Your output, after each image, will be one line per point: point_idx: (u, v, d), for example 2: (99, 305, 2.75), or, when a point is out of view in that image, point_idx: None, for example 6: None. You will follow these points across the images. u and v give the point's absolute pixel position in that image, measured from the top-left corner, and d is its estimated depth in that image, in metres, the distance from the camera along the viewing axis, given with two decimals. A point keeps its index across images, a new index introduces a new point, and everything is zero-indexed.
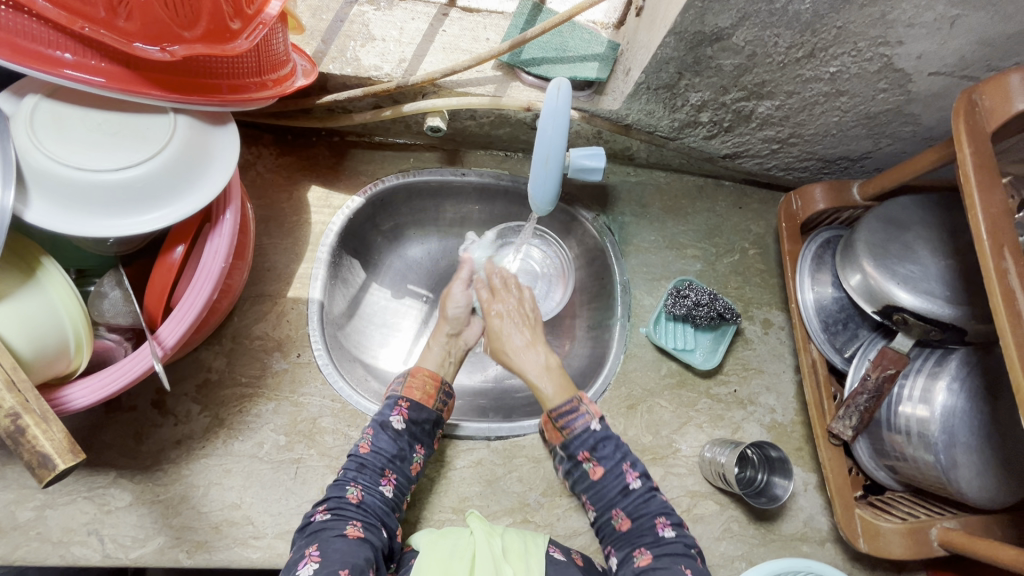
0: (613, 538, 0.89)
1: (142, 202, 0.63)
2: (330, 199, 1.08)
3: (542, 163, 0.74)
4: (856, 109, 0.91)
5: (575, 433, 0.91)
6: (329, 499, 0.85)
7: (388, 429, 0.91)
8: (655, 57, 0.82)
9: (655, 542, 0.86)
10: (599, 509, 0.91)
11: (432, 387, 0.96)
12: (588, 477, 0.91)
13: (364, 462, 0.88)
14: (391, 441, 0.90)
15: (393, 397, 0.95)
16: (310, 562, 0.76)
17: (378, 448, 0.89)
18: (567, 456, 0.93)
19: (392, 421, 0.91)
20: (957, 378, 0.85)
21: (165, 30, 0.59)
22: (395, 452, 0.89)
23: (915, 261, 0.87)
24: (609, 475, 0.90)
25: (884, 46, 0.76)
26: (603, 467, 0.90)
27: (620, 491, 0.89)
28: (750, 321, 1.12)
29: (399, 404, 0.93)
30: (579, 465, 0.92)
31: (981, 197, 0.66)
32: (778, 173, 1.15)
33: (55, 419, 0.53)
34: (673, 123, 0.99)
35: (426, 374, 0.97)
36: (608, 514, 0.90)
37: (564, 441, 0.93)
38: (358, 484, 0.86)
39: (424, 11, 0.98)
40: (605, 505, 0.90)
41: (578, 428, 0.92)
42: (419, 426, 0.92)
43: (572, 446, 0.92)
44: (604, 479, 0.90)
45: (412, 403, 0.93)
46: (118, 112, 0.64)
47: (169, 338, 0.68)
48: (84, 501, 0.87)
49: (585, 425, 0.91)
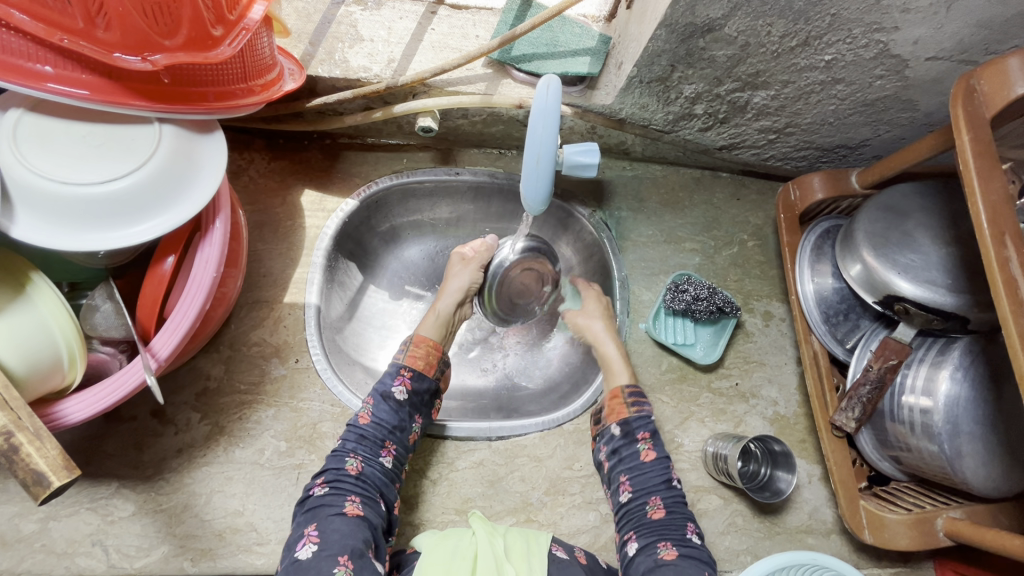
0: (638, 523, 0.88)
1: (130, 214, 0.63)
2: (325, 202, 1.07)
3: (533, 162, 0.72)
4: (854, 97, 0.89)
5: (642, 413, 0.95)
6: (327, 472, 0.84)
7: (390, 399, 0.91)
8: (646, 50, 0.80)
9: (681, 541, 0.85)
10: (636, 492, 0.90)
11: (433, 356, 0.98)
12: (639, 457, 0.91)
13: (364, 433, 0.87)
14: (392, 411, 0.90)
15: (396, 365, 0.95)
16: (309, 543, 0.76)
17: (378, 419, 0.89)
18: (622, 433, 0.94)
19: (393, 392, 0.91)
20: (961, 367, 0.84)
21: (146, 39, 0.58)
22: (396, 422, 0.89)
23: (916, 250, 0.86)
24: (659, 463, 0.91)
25: (879, 32, 0.74)
26: (655, 453, 0.92)
27: (665, 482, 0.90)
28: (750, 313, 1.11)
29: (402, 372, 0.94)
30: (633, 443, 0.93)
31: (981, 184, 0.65)
32: (776, 163, 1.13)
33: (49, 436, 0.53)
34: (668, 116, 0.98)
35: (430, 343, 0.98)
36: (643, 499, 0.89)
37: (627, 419, 0.94)
38: (358, 455, 0.86)
39: (412, 9, 0.96)
40: (644, 490, 0.89)
41: (643, 412, 0.95)
42: (419, 396, 0.94)
43: (635, 423, 0.94)
44: (655, 464, 0.91)
45: (414, 373, 0.94)
46: (102, 123, 0.64)
47: (162, 349, 0.68)
48: (87, 513, 0.87)
49: (647, 413, 0.95)
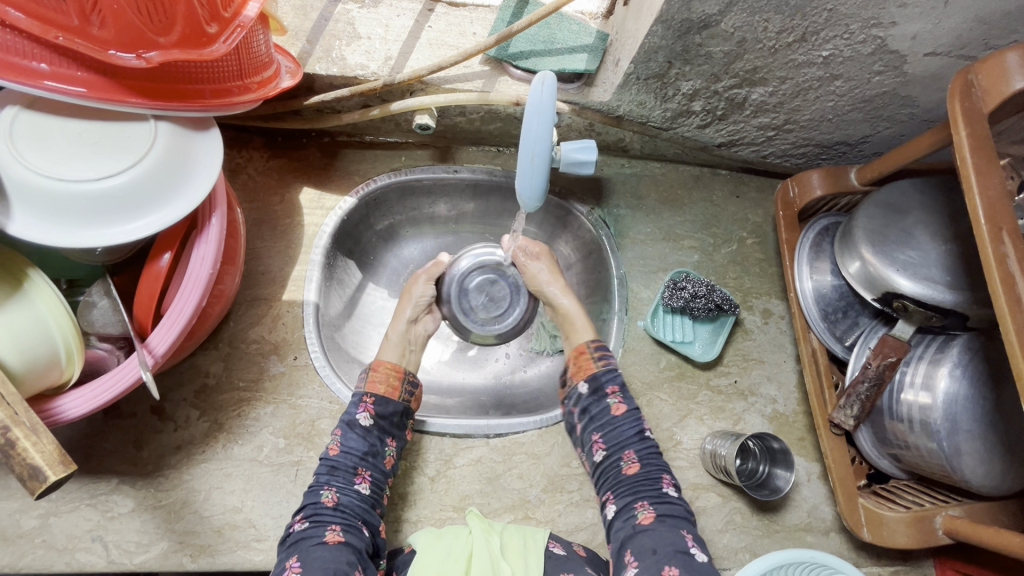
0: (615, 483, 0.88)
1: (127, 210, 0.63)
2: (323, 200, 1.08)
3: (528, 159, 0.72)
4: (852, 93, 0.89)
5: (608, 367, 0.96)
6: (305, 507, 0.84)
7: (356, 427, 0.90)
8: (643, 46, 0.80)
9: (657, 497, 0.85)
10: (609, 449, 0.91)
11: (394, 380, 0.97)
12: (609, 412, 0.93)
13: (334, 464, 0.87)
14: (360, 439, 0.89)
15: (358, 394, 0.94)
16: (292, 574, 0.76)
17: (348, 448, 0.88)
18: (591, 390, 0.95)
19: (358, 420, 0.91)
20: (960, 364, 0.84)
21: (140, 36, 0.58)
22: (366, 449, 0.89)
23: (915, 247, 0.86)
24: (630, 416, 0.93)
25: (877, 28, 0.74)
26: (626, 406, 0.93)
27: (636, 434, 0.91)
28: (749, 311, 1.11)
29: (365, 400, 0.93)
30: (602, 400, 0.94)
31: (978, 179, 0.65)
32: (776, 160, 1.13)
33: (45, 431, 0.53)
34: (665, 113, 0.98)
35: (390, 367, 0.97)
36: (618, 456, 0.90)
37: (595, 373, 0.95)
38: (333, 487, 0.86)
39: (409, 7, 0.96)
40: (618, 445, 0.90)
41: (610, 363, 0.97)
42: (387, 419, 0.93)
43: (603, 377, 0.95)
44: (623, 418, 0.92)
45: (377, 398, 0.93)
46: (99, 121, 0.64)
47: (159, 346, 0.68)
48: (88, 509, 0.88)
49: (614, 367, 0.96)
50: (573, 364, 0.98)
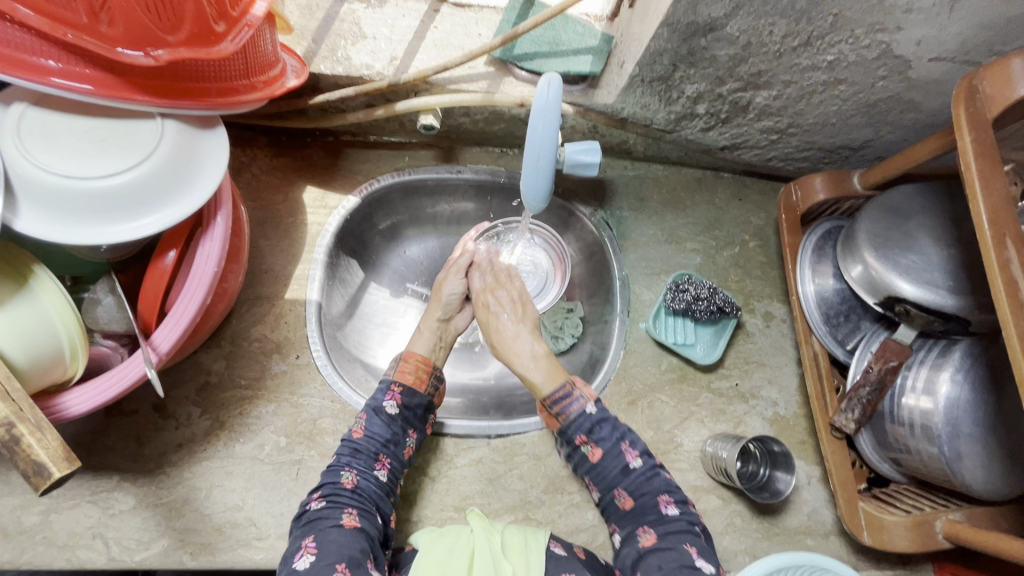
0: (618, 516, 0.88)
1: (134, 208, 0.63)
2: (326, 199, 1.08)
3: (533, 160, 0.73)
4: (856, 97, 0.89)
5: (572, 417, 0.90)
6: (323, 485, 0.84)
7: (382, 414, 0.90)
8: (648, 49, 0.80)
9: (658, 520, 0.84)
10: (602, 490, 0.90)
11: (423, 372, 0.95)
12: (587, 459, 0.90)
13: (357, 447, 0.87)
14: (384, 425, 0.89)
15: (386, 381, 0.94)
16: (306, 554, 0.76)
17: (372, 433, 0.88)
18: (565, 441, 0.92)
19: (385, 407, 0.91)
20: (961, 369, 0.84)
21: (148, 35, 0.58)
22: (389, 436, 0.89)
23: (918, 252, 0.86)
24: (609, 456, 0.88)
25: (882, 33, 0.74)
26: (602, 449, 0.88)
27: (621, 471, 0.88)
28: (751, 314, 1.11)
29: (392, 388, 0.93)
30: (577, 449, 0.90)
31: (982, 184, 0.65)
32: (778, 164, 1.13)
33: (50, 427, 0.53)
34: (670, 115, 0.98)
35: (420, 360, 0.96)
36: (611, 495, 0.89)
37: (561, 428, 0.91)
38: (353, 468, 0.85)
39: (415, 8, 0.97)
40: (607, 486, 0.89)
41: (573, 412, 0.90)
42: (413, 410, 0.92)
43: (570, 431, 0.90)
44: (604, 461, 0.88)
45: (405, 388, 0.93)
46: (106, 118, 0.64)
47: (163, 344, 0.68)
48: (89, 505, 0.88)
49: (580, 409, 0.90)
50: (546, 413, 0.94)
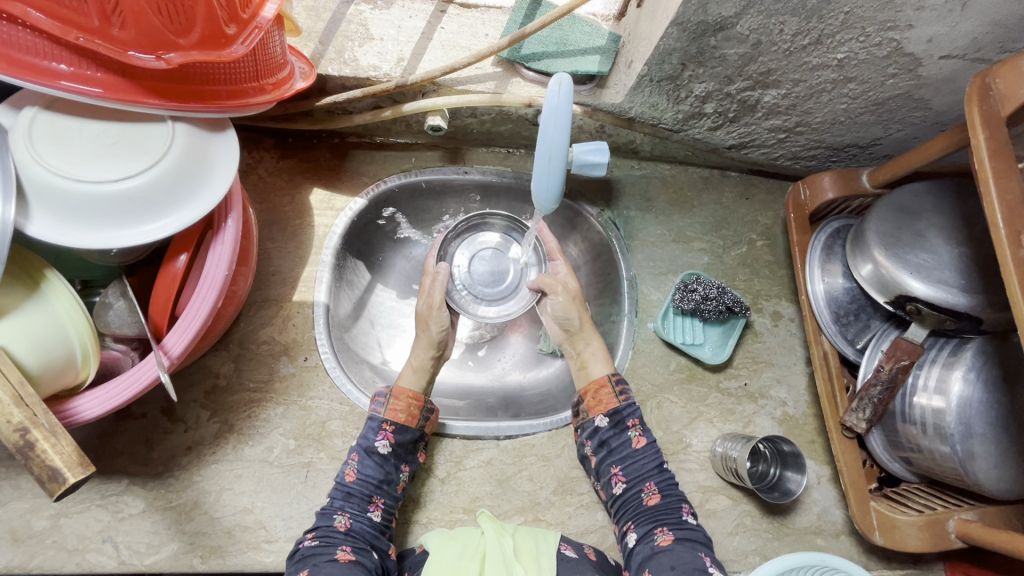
0: (636, 512, 0.87)
1: (144, 211, 0.63)
2: (333, 201, 1.07)
3: (545, 161, 0.72)
4: (865, 95, 0.89)
5: (629, 400, 0.95)
6: (317, 527, 0.83)
7: (374, 454, 0.88)
8: (657, 49, 0.80)
9: (677, 524, 0.85)
10: (630, 481, 0.90)
11: (415, 408, 0.92)
12: (629, 445, 0.92)
13: (350, 490, 0.86)
14: (377, 466, 0.87)
15: (377, 419, 0.91)
16: None
17: (364, 476, 0.87)
18: (612, 422, 0.93)
19: (377, 446, 0.89)
20: (974, 368, 0.83)
21: (160, 38, 0.58)
22: (383, 476, 0.87)
23: (929, 250, 0.86)
24: (649, 448, 0.92)
25: (893, 30, 0.74)
26: (645, 439, 0.93)
27: (657, 466, 0.91)
28: (759, 313, 1.11)
29: (384, 427, 0.90)
30: (622, 433, 0.92)
31: (997, 182, 0.64)
32: (786, 163, 1.13)
33: (64, 433, 0.53)
34: (678, 115, 0.97)
35: (410, 395, 0.93)
36: (639, 488, 0.89)
37: (616, 407, 0.93)
38: (346, 512, 0.84)
39: (421, 8, 0.96)
40: (638, 478, 0.90)
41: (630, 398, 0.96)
42: (404, 446, 0.90)
43: (624, 412, 0.94)
44: (644, 450, 0.92)
45: (396, 426, 0.90)
46: (117, 122, 0.64)
47: (174, 347, 0.68)
48: (98, 509, 0.88)
49: (633, 398, 0.95)
50: (593, 398, 0.95)
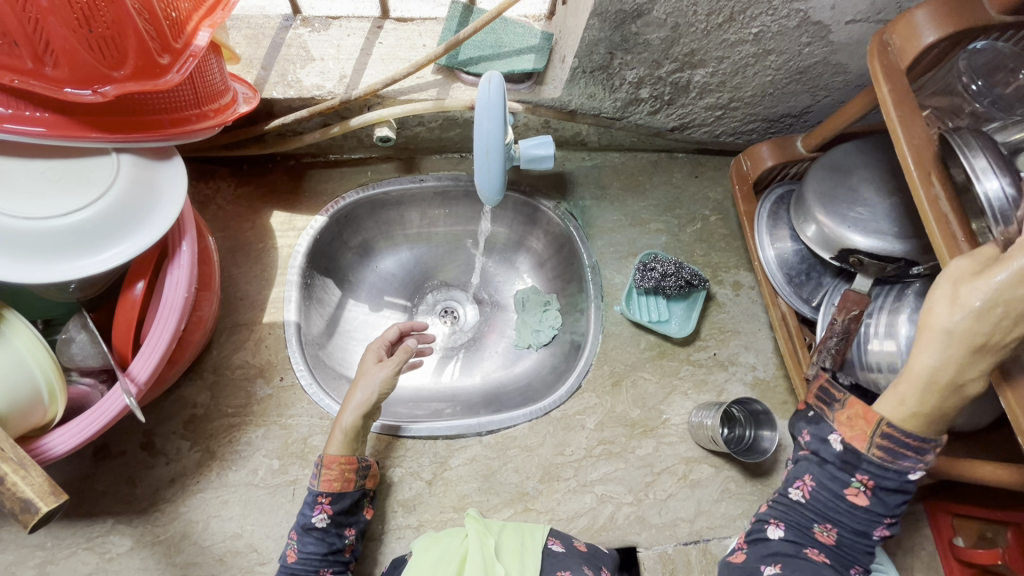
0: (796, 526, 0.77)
1: (95, 242, 0.64)
2: (294, 222, 1.09)
3: (483, 156, 0.75)
4: (787, 66, 0.94)
5: (890, 468, 0.70)
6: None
7: (313, 529, 0.85)
8: (584, 40, 0.84)
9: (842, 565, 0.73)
10: (812, 502, 0.76)
11: (349, 473, 0.87)
12: (841, 487, 0.73)
13: (293, 571, 0.83)
14: (317, 541, 0.84)
15: (312, 493, 0.87)
16: None
17: (306, 554, 0.84)
18: (842, 457, 0.72)
19: (315, 522, 0.85)
20: (917, 310, 0.88)
21: (94, 73, 0.60)
22: (326, 549, 0.85)
23: (863, 204, 0.90)
24: (867, 511, 0.72)
25: (798, 1, 0.79)
26: (867, 501, 0.72)
27: (863, 528, 0.73)
28: (720, 285, 1.15)
29: (320, 500, 0.86)
30: (843, 471, 0.72)
31: (904, 129, 0.69)
32: (727, 139, 1.18)
33: (33, 464, 0.54)
34: (616, 103, 1.02)
35: (342, 461, 0.87)
36: (814, 517, 0.76)
37: (861, 454, 0.71)
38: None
39: (359, 27, 1.00)
40: (820, 508, 0.75)
41: (900, 465, 0.69)
42: (345, 513, 0.88)
43: (868, 465, 0.71)
44: (854, 506, 0.72)
45: (332, 496, 0.86)
46: (61, 158, 0.65)
47: (141, 374, 0.68)
48: (85, 552, 0.87)
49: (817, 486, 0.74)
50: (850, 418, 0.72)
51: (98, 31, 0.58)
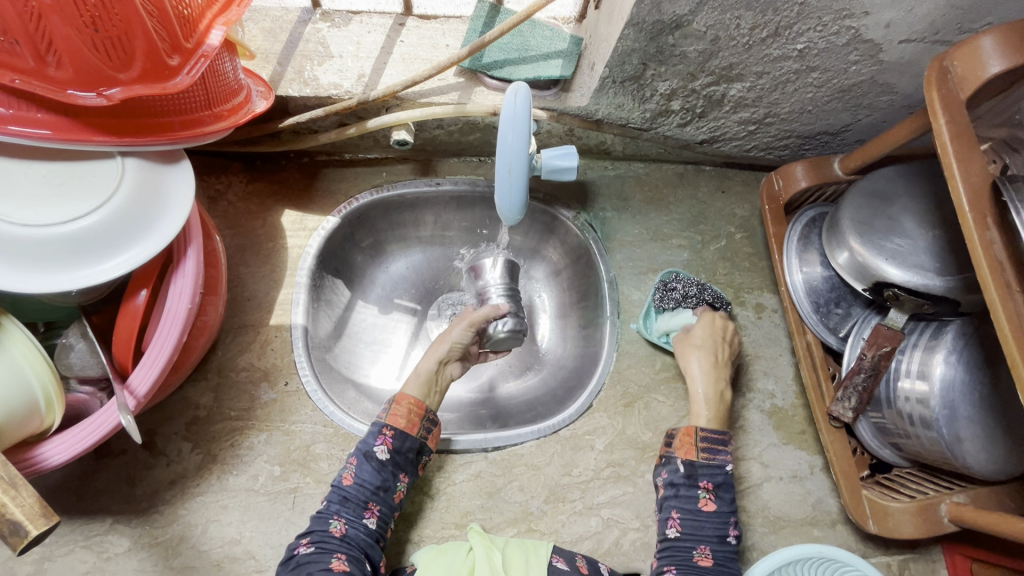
0: (681, 561, 0.85)
1: (98, 251, 0.62)
2: (305, 221, 1.06)
3: (506, 172, 0.71)
4: (830, 83, 0.88)
5: (715, 463, 0.90)
6: (312, 531, 0.83)
7: (373, 459, 0.87)
8: (616, 50, 0.80)
9: (721, 552, 0.86)
10: (685, 533, 0.87)
11: (416, 416, 0.92)
12: (697, 503, 0.88)
13: (347, 495, 0.85)
14: (374, 472, 0.86)
15: (378, 423, 0.90)
16: None
17: (361, 481, 0.86)
18: (687, 474, 0.90)
19: (376, 452, 0.88)
20: (955, 351, 0.83)
21: (100, 74, 0.57)
22: (379, 483, 0.86)
23: (902, 235, 0.85)
24: (716, 514, 0.88)
25: (850, 18, 0.74)
26: (716, 504, 0.88)
27: (718, 535, 0.87)
28: (742, 306, 1.10)
29: (384, 432, 0.89)
30: (694, 488, 0.89)
31: (960, 166, 0.64)
32: (759, 154, 1.12)
33: (24, 484, 0.52)
34: (645, 114, 0.97)
35: (411, 403, 0.92)
36: (693, 545, 0.86)
37: (694, 462, 0.90)
38: (342, 517, 0.83)
39: (380, 23, 0.96)
40: (694, 537, 0.86)
41: (717, 460, 0.91)
42: (404, 454, 0.89)
43: (701, 471, 0.90)
44: (711, 514, 0.88)
45: (396, 432, 0.89)
46: (64, 161, 0.63)
47: (140, 386, 0.66)
48: (83, 551, 0.86)
49: (722, 464, 0.91)
50: (406, 418, 0.91)
51: (104, 31, 0.55)
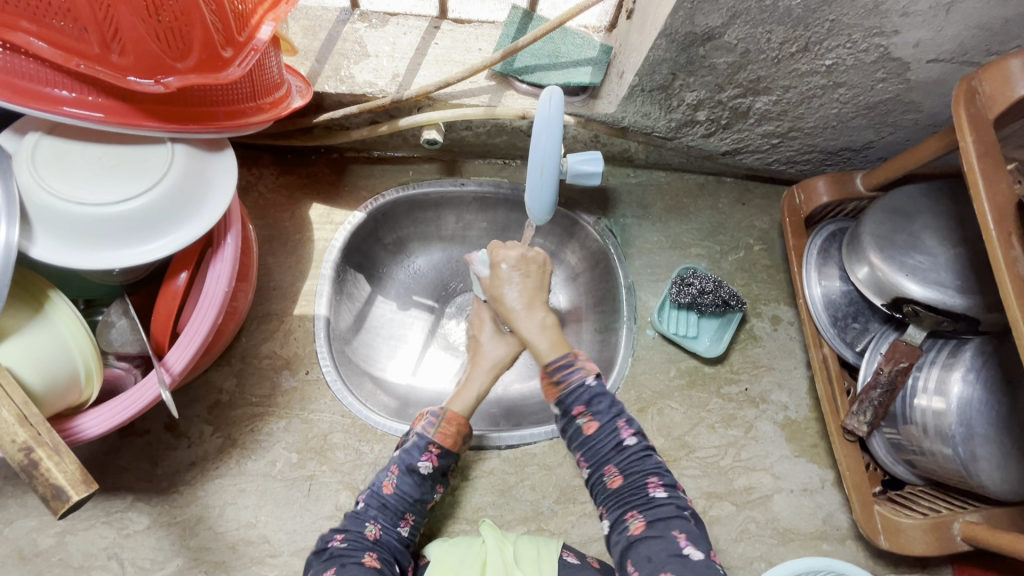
0: (604, 497, 0.80)
1: (144, 231, 0.64)
2: (332, 215, 1.09)
3: (537, 173, 0.73)
4: (856, 100, 0.89)
5: (572, 386, 0.81)
6: (348, 530, 0.83)
7: (415, 473, 0.86)
8: (647, 59, 0.82)
9: (647, 504, 0.77)
10: (591, 467, 0.81)
11: (462, 434, 0.89)
12: (581, 432, 0.80)
13: (385, 503, 0.85)
14: (414, 485, 0.86)
15: (424, 439, 0.87)
16: None
17: (401, 492, 0.85)
18: (560, 411, 0.81)
19: (420, 467, 0.86)
20: (973, 369, 0.83)
21: (159, 63, 0.60)
22: (418, 496, 0.86)
23: (923, 251, 0.86)
24: (603, 430, 0.80)
25: (880, 36, 0.75)
26: (598, 421, 0.80)
27: (616, 447, 0.80)
28: (758, 317, 1.11)
29: (430, 448, 0.87)
30: (573, 421, 0.81)
31: (986, 184, 0.65)
32: (780, 168, 1.13)
33: (67, 451, 0.54)
34: (671, 123, 0.98)
35: (460, 421, 0.89)
36: (600, 472, 0.80)
37: (561, 397, 0.81)
38: (378, 522, 0.84)
39: (416, 25, 0.98)
40: (596, 462, 0.80)
41: (574, 380, 0.81)
42: (443, 471, 0.88)
43: (566, 401, 0.80)
44: (597, 435, 0.80)
45: (442, 450, 0.87)
46: (118, 144, 0.66)
47: (176, 364, 0.69)
48: (103, 526, 0.88)
49: (580, 379, 0.81)
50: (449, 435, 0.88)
51: (166, 22, 0.57)
